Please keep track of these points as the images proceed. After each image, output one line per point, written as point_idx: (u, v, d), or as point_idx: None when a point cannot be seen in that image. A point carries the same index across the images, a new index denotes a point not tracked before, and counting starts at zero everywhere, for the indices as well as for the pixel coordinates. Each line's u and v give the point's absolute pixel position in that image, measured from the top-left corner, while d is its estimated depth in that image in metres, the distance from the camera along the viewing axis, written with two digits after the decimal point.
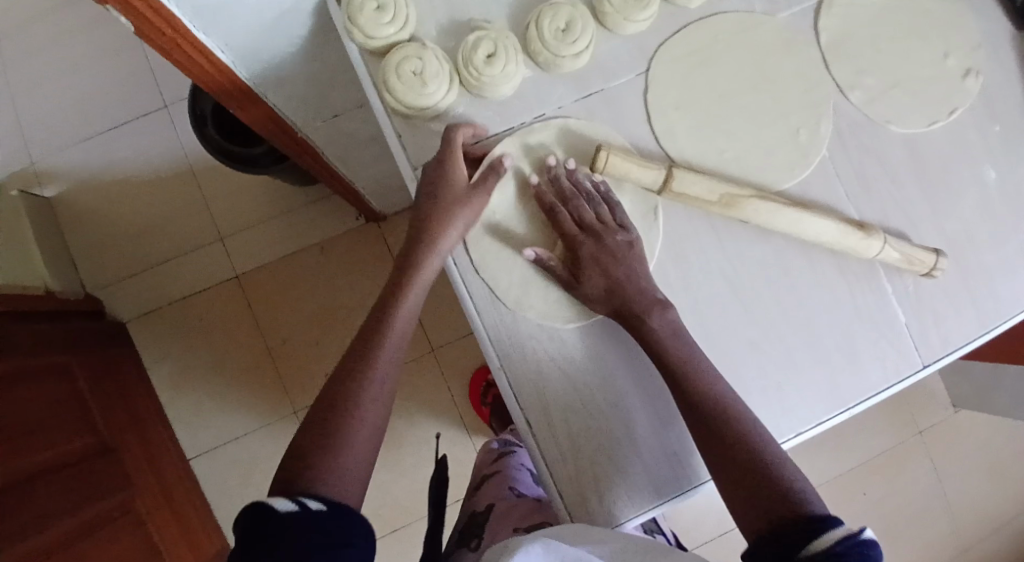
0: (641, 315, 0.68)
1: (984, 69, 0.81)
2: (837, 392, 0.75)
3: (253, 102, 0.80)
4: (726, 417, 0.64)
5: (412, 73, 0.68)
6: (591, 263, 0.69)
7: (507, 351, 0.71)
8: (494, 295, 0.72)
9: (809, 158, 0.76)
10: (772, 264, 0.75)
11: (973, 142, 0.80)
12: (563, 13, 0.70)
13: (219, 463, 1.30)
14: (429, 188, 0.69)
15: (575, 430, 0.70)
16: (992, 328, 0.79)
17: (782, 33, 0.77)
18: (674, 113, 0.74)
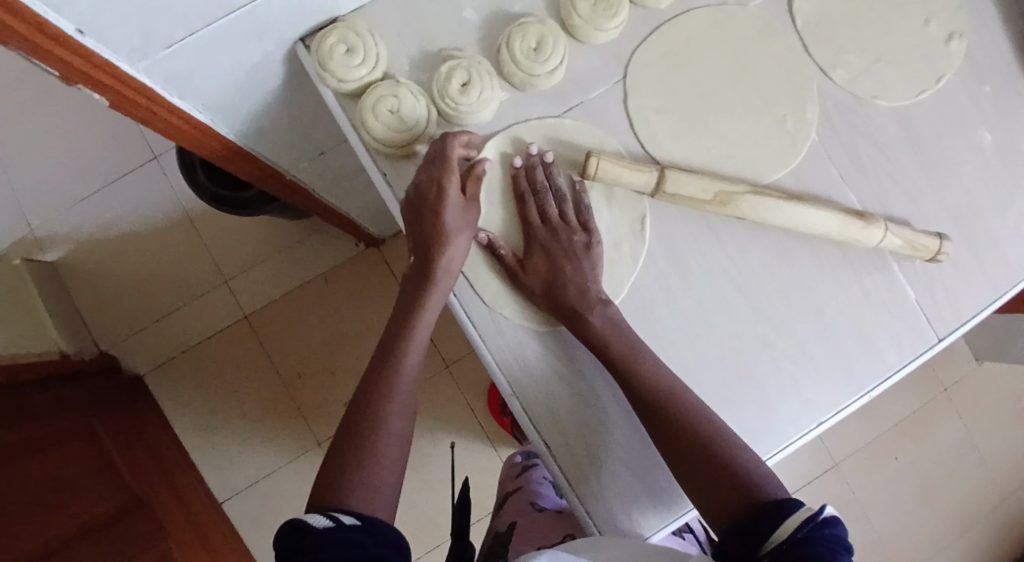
0: (581, 312, 0.68)
1: (966, 31, 0.80)
2: (855, 374, 0.75)
3: (236, 152, 0.80)
4: (673, 408, 0.65)
5: (390, 111, 0.68)
6: (541, 255, 0.70)
7: (516, 376, 0.70)
8: (496, 320, 0.71)
9: (799, 144, 0.75)
10: (773, 255, 0.74)
11: (964, 105, 0.79)
12: (532, 31, 0.69)
13: (252, 504, 1.31)
14: (427, 206, 0.67)
15: (595, 446, 0.70)
16: (1002, 293, 0.79)
17: (758, 21, 0.76)
18: (658, 118, 0.73)
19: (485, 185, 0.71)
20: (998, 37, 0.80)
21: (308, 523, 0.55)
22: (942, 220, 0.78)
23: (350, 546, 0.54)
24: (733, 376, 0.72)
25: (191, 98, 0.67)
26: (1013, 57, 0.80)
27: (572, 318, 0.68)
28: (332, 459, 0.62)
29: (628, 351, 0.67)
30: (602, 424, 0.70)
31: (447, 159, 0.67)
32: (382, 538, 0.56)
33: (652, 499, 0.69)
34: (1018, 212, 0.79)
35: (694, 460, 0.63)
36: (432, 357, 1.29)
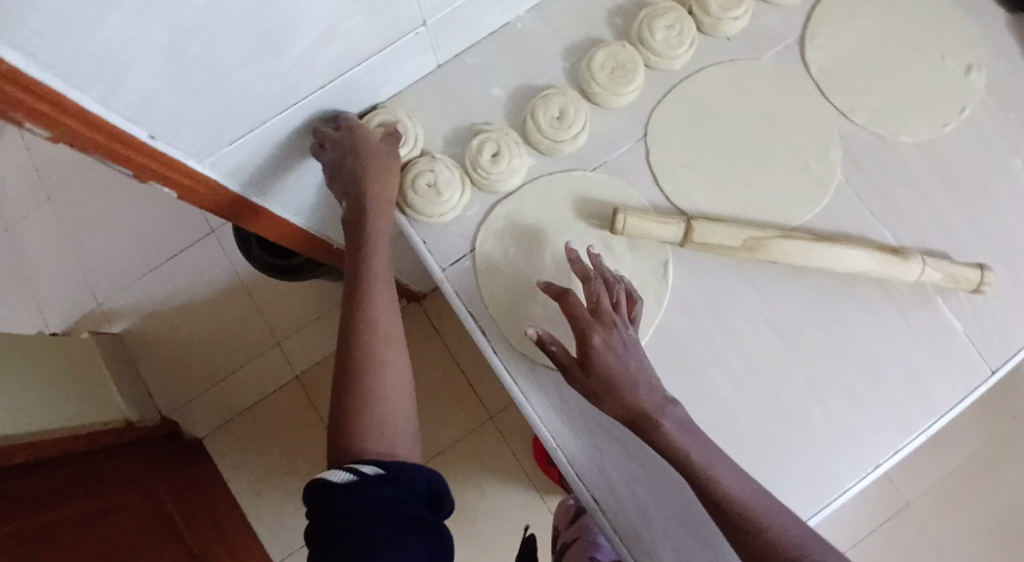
0: (653, 414, 0.62)
1: (985, 63, 0.80)
2: (906, 413, 0.74)
3: (289, 228, 0.85)
4: (751, 523, 0.59)
5: (427, 185, 0.71)
6: (601, 350, 0.63)
7: (561, 430, 0.70)
8: (531, 363, 0.70)
9: (825, 186, 0.75)
10: (813, 297, 0.75)
11: (991, 136, 0.78)
12: (555, 101, 0.73)
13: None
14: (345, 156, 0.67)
15: (643, 499, 0.68)
16: None
17: (772, 72, 0.77)
18: (682, 171, 0.74)
19: (520, 247, 0.72)
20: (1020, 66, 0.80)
21: (330, 481, 0.57)
22: (982, 252, 0.76)
23: (375, 494, 0.56)
24: (775, 421, 0.73)
25: (252, 188, 0.73)
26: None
27: (638, 416, 0.62)
28: (333, 417, 0.63)
29: (703, 461, 0.62)
30: (648, 456, 0.69)
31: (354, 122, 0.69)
32: (409, 481, 0.60)
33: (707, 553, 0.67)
34: None
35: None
36: (476, 409, 1.32)
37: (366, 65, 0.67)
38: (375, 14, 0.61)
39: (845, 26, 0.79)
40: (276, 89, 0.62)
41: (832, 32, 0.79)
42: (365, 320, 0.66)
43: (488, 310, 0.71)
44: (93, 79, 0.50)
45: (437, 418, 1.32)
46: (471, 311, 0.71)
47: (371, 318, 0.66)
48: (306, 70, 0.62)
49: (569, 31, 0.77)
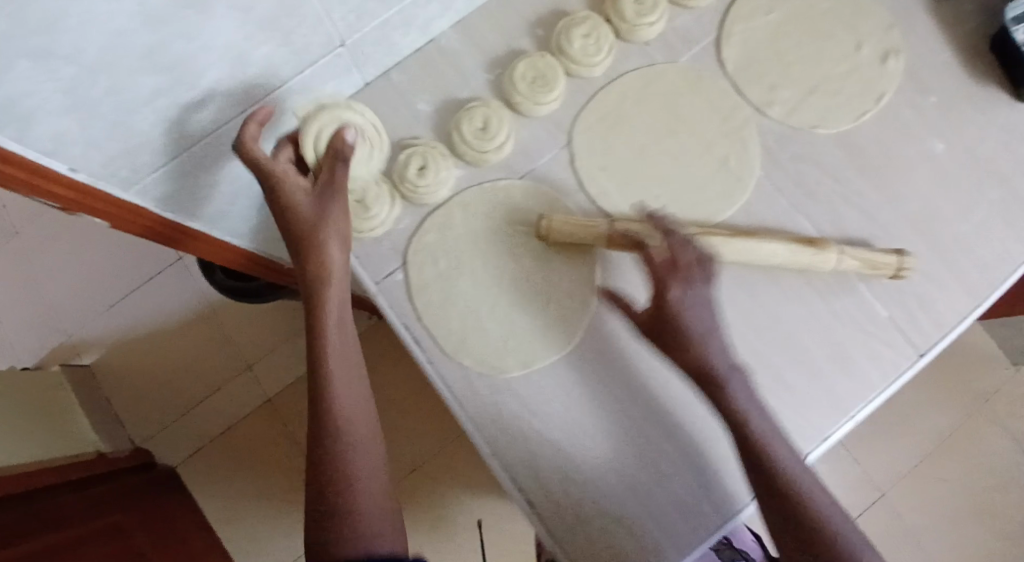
0: (723, 381, 0.63)
1: (902, 49, 0.81)
2: (839, 401, 0.75)
3: (230, 250, 0.88)
4: (800, 501, 0.61)
5: (355, 202, 0.72)
6: (677, 309, 0.63)
7: (494, 437, 0.70)
8: (464, 369, 0.71)
9: (744, 181, 0.77)
10: (735, 291, 0.77)
11: (911, 121, 0.80)
12: (478, 113, 0.75)
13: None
14: (286, 218, 0.65)
15: (579, 500, 0.69)
16: (984, 298, 0.78)
17: (688, 73, 0.79)
18: (603, 174, 0.76)
19: (451, 255, 0.74)
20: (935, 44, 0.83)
21: None
22: (907, 237, 0.78)
23: None
24: None
25: (185, 213, 0.75)
26: (949, 67, 0.83)
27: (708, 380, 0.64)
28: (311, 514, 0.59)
29: (761, 430, 0.63)
30: (583, 453, 0.70)
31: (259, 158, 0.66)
32: None
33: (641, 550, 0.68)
34: (989, 217, 0.79)
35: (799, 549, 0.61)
36: (447, 419, 1.34)
37: (286, 88, 0.69)
38: (285, 38, 0.63)
39: (760, 21, 0.81)
40: (195, 117, 0.64)
41: (747, 29, 0.80)
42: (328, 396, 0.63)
43: (421, 318, 0.72)
44: (7, 124, 0.51)
45: (409, 431, 1.33)
46: (405, 322, 0.72)
47: (335, 392, 0.63)
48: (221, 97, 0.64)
49: (490, 45, 0.79)
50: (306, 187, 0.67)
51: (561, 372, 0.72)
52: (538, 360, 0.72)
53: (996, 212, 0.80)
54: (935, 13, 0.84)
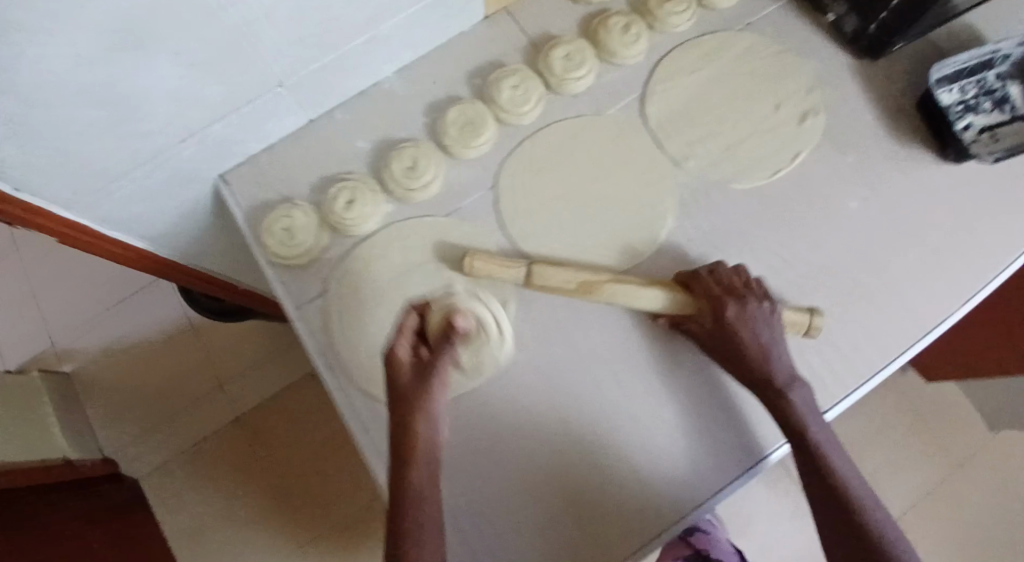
0: (784, 388, 0.70)
1: (822, 109, 0.84)
2: (741, 455, 0.73)
3: (177, 269, 0.93)
4: (854, 514, 0.65)
5: (284, 230, 0.77)
6: (739, 324, 0.72)
7: (387, 466, 0.71)
8: (368, 396, 0.74)
9: (657, 230, 0.81)
10: (643, 332, 0.78)
11: (827, 178, 0.82)
12: (408, 154, 0.80)
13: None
14: (396, 381, 0.65)
15: (461, 534, 0.70)
16: (896, 357, 0.77)
17: (611, 126, 0.84)
18: (524, 217, 0.81)
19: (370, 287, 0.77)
20: (859, 112, 0.85)
21: None
22: (815, 294, 0.79)
23: None
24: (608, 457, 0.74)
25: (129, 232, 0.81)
26: (873, 127, 0.85)
27: (765, 394, 0.70)
28: None
29: (822, 442, 0.69)
30: (469, 488, 0.71)
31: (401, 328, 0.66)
32: None
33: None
34: (902, 276, 0.80)
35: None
36: None
37: (225, 121, 0.75)
38: (219, 78, 0.69)
39: (684, 80, 0.85)
40: (136, 147, 0.70)
41: (670, 88, 0.85)
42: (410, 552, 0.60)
43: (335, 347, 0.75)
44: None
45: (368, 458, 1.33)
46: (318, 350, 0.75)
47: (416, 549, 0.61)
48: (159, 130, 0.70)
49: (429, 91, 0.85)
50: (417, 360, 0.66)
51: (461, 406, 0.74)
52: None
53: (909, 271, 0.80)
54: (858, 76, 0.86)
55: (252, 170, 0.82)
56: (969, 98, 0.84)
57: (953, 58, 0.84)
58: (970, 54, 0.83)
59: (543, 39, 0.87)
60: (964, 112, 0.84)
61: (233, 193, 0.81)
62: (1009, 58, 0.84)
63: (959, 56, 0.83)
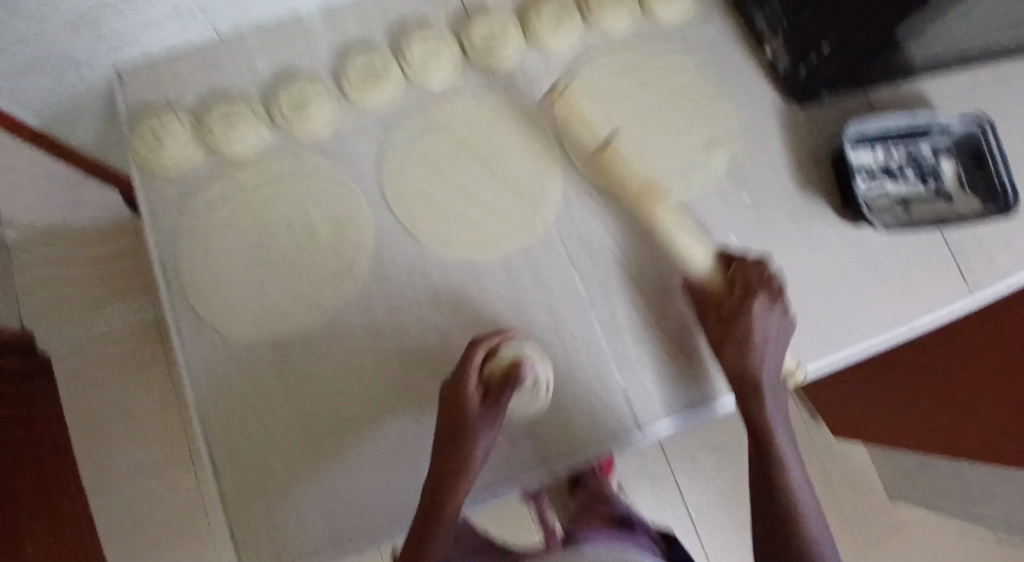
0: (759, 391, 0.73)
1: (731, 141, 0.83)
2: (542, 454, 0.75)
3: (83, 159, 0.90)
4: (794, 523, 0.70)
5: (153, 134, 0.76)
6: (744, 319, 0.72)
7: (201, 391, 0.74)
8: (199, 320, 0.75)
9: (531, 223, 0.80)
10: (485, 323, 0.78)
11: (719, 212, 0.81)
12: (297, 86, 0.78)
13: (115, 516, 1.09)
14: (452, 408, 0.68)
15: (251, 467, 0.73)
16: (720, 399, 0.78)
17: (515, 109, 0.83)
18: (403, 178, 0.79)
19: (227, 210, 0.77)
20: (772, 152, 0.83)
21: None
22: (666, 321, 0.78)
23: None
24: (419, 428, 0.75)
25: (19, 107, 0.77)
26: (780, 171, 0.82)
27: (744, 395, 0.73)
28: None
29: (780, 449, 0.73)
30: (274, 427, 0.74)
31: (469, 363, 0.69)
32: None
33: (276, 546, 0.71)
34: None
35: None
36: None
37: (118, 18, 0.71)
38: None
39: (603, 80, 0.83)
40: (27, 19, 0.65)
41: (588, 84, 0.83)
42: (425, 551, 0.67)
43: (176, 262, 0.76)
44: None
45: None
46: (163, 261, 0.76)
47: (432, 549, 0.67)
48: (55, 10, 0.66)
49: (346, 30, 0.82)
50: (478, 398, 0.68)
51: (292, 350, 0.75)
52: (272, 333, 0.75)
53: None
54: (783, 116, 0.84)
55: (150, 76, 0.79)
56: (894, 163, 0.81)
57: (880, 117, 0.80)
58: (900, 117, 0.80)
59: (475, 7, 0.84)
60: (882, 177, 0.81)
61: (125, 90, 0.79)
62: (947, 132, 0.82)
63: (889, 116, 0.80)
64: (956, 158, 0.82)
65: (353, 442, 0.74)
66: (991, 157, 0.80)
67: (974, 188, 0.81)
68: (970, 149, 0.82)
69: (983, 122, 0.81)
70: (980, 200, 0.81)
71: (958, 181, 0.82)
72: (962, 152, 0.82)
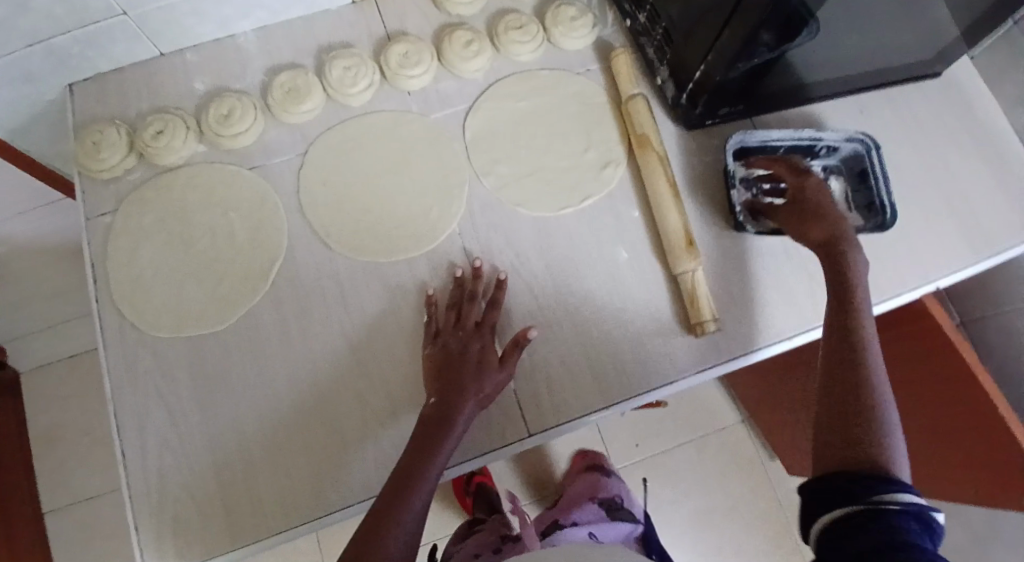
0: (840, 245, 0.76)
1: (624, 162, 0.91)
2: None
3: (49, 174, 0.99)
4: (862, 353, 0.67)
5: (93, 143, 0.84)
6: (807, 192, 0.79)
7: (119, 379, 0.79)
8: (122, 313, 0.81)
9: (437, 231, 0.86)
10: (391, 323, 0.83)
11: (609, 226, 0.88)
12: (227, 102, 0.86)
13: (73, 512, 1.16)
14: (467, 346, 0.78)
15: (160, 452, 0.77)
16: (612, 403, 0.82)
17: (429, 127, 0.90)
18: (319, 187, 0.87)
19: (158, 213, 0.85)
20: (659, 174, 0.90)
21: None
22: (560, 324, 0.84)
23: None
24: (320, 420, 0.79)
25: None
26: None
27: (838, 232, 0.76)
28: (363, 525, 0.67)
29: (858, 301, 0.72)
30: (185, 415, 0.79)
31: (492, 308, 0.81)
32: None
33: (174, 528, 0.75)
34: (644, 332, 0.85)
35: (843, 396, 0.64)
36: None
37: (69, 36, 0.80)
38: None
39: (511, 103, 0.91)
40: None
41: (495, 107, 0.91)
42: (422, 465, 0.70)
43: (106, 261, 0.83)
44: None
45: None
46: (94, 259, 0.83)
47: (430, 465, 0.70)
48: (6, 29, 0.75)
49: (279, 54, 0.91)
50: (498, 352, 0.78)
51: (205, 345, 0.81)
52: (188, 326, 0.81)
53: (652, 329, 0.85)
54: (674, 141, 0.92)
55: (98, 91, 0.87)
56: None
57: (764, 133, 0.87)
58: (784, 134, 0.86)
59: (397, 34, 0.93)
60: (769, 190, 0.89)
61: (75, 103, 0.87)
62: (836, 152, 0.89)
63: (772, 132, 0.86)
64: (843, 178, 0.89)
65: (256, 428, 0.78)
66: (872, 176, 0.87)
67: (857, 204, 0.88)
68: (856, 168, 0.89)
69: (868, 143, 0.88)
70: (862, 215, 0.88)
71: (844, 197, 0.88)
72: (849, 172, 0.89)
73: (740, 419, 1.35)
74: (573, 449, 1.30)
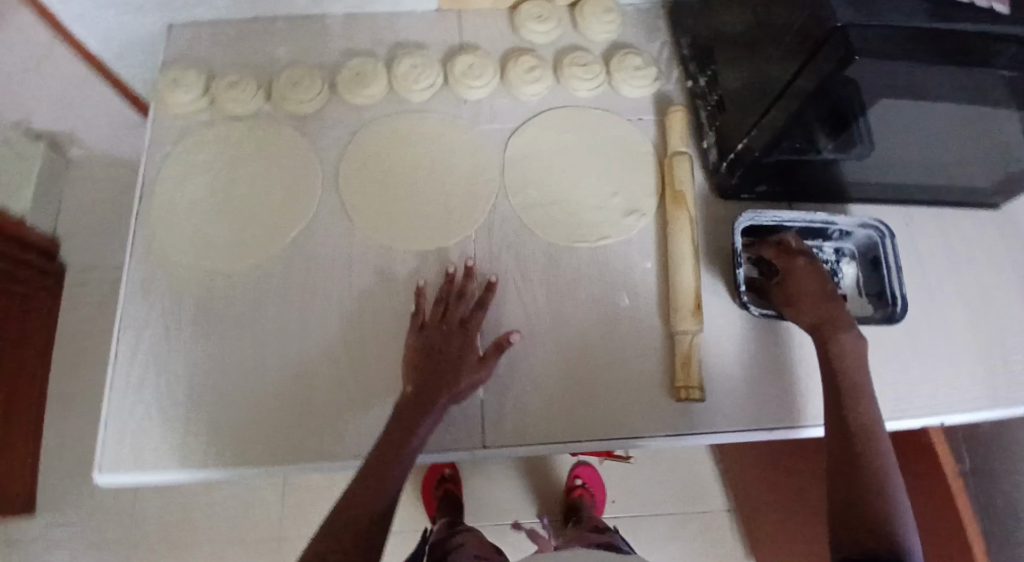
0: (830, 331, 0.75)
1: (650, 214, 0.92)
2: None
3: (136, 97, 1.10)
4: (865, 435, 0.69)
5: (175, 81, 0.93)
6: (794, 275, 0.79)
7: (132, 291, 0.86)
8: (154, 234, 0.88)
9: (453, 233, 0.89)
10: (385, 306, 0.86)
11: (618, 270, 0.89)
12: (300, 73, 0.93)
13: (75, 411, 1.25)
14: (447, 338, 0.80)
15: (146, 367, 0.83)
16: (573, 439, 0.82)
17: (474, 137, 0.94)
18: (359, 166, 0.92)
19: (212, 154, 0.92)
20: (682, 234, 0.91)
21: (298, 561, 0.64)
22: (544, 350, 0.85)
23: None
24: (295, 378, 0.83)
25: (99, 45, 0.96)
26: None
27: (827, 318, 0.76)
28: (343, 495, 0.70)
29: (856, 389, 0.72)
30: (178, 340, 0.84)
31: (480, 307, 0.83)
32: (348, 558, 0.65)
33: (137, 438, 0.80)
34: (623, 381, 0.84)
35: (849, 477, 0.67)
36: None
37: None
38: None
39: (557, 133, 0.95)
40: None
41: (541, 133, 0.94)
42: (396, 447, 0.73)
43: (155, 185, 0.91)
44: None
45: None
46: (146, 181, 0.91)
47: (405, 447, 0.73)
48: None
49: (359, 40, 0.98)
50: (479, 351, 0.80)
51: (215, 282, 0.86)
52: (206, 260, 0.87)
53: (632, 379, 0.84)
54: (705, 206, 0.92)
55: (194, 37, 0.96)
56: None
57: (775, 214, 0.85)
58: (796, 215, 0.85)
59: (470, 46, 0.98)
60: None
61: (172, 42, 0.96)
62: (848, 236, 0.88)
63: (784, 213, 0.85)
64: (856, 262, 0.88)
65: (236, 369, 0.83)
66: (885, 264, 0.85)
67: (868, 290, 0.87)
68: (868, 255, 0.88)
69: (882, 230, 0.86)
70: (873, 303, 0.86)
71: (855, 282, 0.87)
72: (862, 258, 0.88)
73: (724, 509, 1.29)
74: (547, 487, 1.29)
